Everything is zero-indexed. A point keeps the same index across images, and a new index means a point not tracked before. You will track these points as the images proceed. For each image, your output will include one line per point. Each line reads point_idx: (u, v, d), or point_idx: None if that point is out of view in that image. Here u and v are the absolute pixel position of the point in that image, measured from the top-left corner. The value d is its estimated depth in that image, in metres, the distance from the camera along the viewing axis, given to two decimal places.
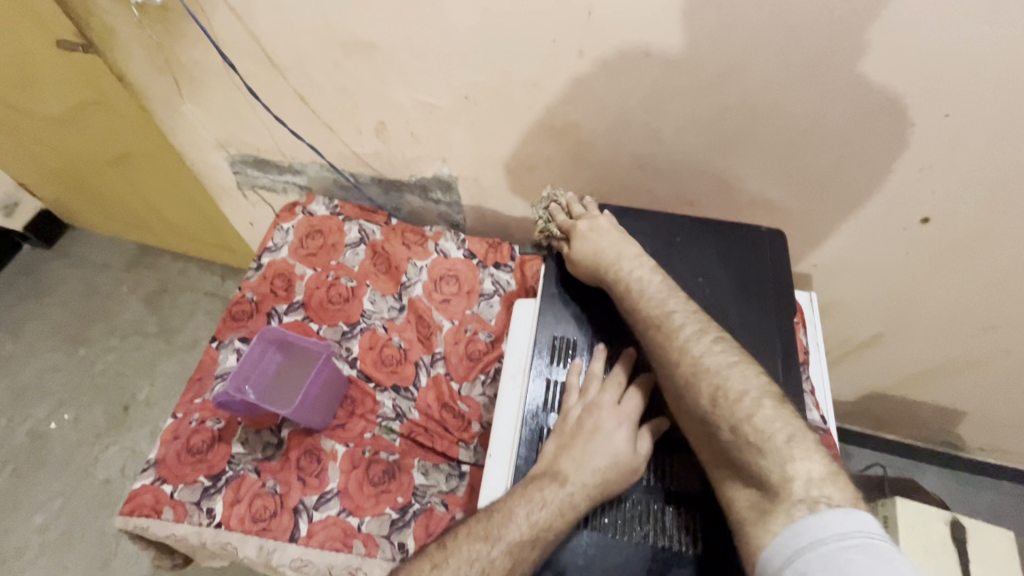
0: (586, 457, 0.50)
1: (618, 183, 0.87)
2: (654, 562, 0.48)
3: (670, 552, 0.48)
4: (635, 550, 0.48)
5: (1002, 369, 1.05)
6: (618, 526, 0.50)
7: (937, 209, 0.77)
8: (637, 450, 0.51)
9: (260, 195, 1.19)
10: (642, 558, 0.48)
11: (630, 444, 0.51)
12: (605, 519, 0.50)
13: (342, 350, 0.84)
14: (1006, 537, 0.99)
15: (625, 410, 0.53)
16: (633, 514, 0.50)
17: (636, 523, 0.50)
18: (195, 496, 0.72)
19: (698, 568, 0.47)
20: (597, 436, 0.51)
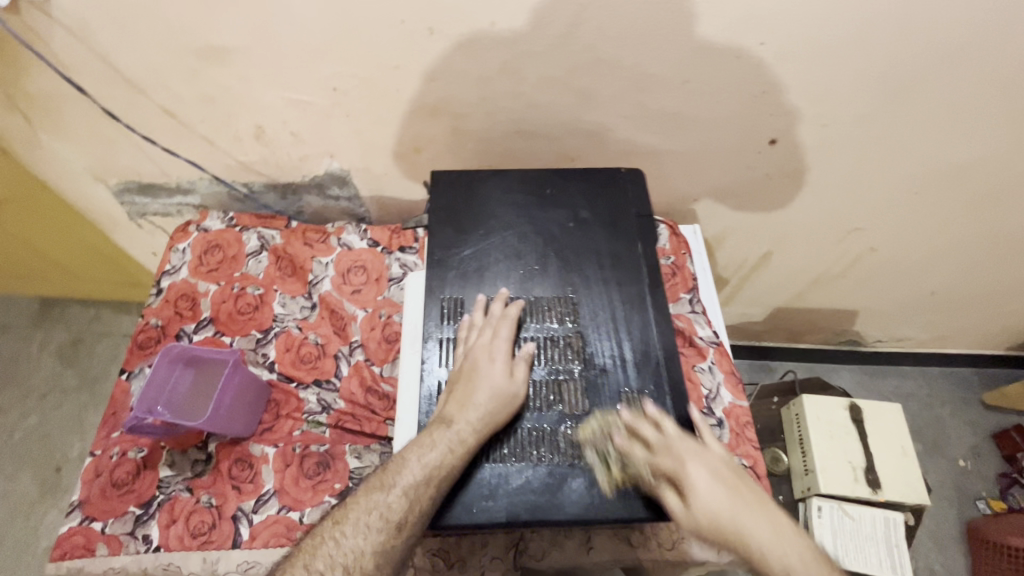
0: (467, 396, 0.54)
1: (502, 151, 0.91)
2: (552, 478, 0.53)
3: (566, 467, 0.53)
4: (534, 471, 0.53)
5: (873, 265, 1.19)
6: (516, 454, 0.54)
7: (781, 129, 0.86)
8: (514, 377, 0.56)
9: (155, 222, 1.15)
10: (541, 477, 0.53)
11: (507, 375, 0.56)
12: (504, 450, 0.54)
13: (259, 357, 0.84)
14: (898, 410, 1.11)
15: (497, 346, 0.57)
16: (529, 441, 0.54)
17: (533, 447, 0.54)
18: (128, 526, 0.72)
19: (591, 474, 0.53)
20: (475, 375, 0.55)
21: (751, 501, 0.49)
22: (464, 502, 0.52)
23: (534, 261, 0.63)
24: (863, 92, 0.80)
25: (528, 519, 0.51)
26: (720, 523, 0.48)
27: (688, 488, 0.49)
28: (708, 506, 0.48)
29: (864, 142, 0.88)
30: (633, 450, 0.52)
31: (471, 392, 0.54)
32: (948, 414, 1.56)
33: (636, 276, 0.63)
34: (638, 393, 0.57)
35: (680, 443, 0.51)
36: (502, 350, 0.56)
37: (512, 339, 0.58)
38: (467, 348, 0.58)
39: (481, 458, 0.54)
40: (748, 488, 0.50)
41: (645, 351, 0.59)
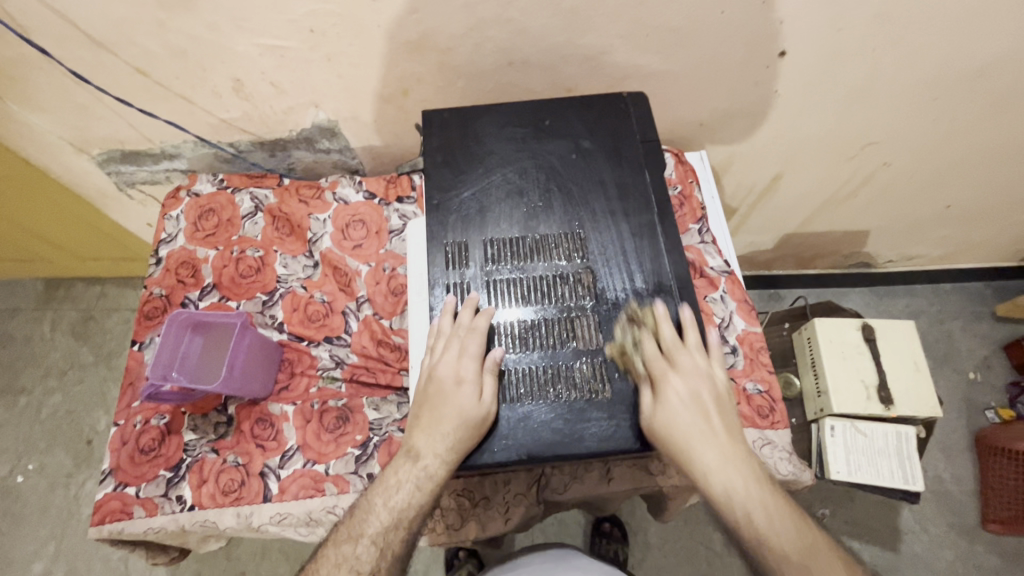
0: (435, 427, 0.53)
1: (493, 86, 0.86)
2: (571, 413, 0.53)
3: (584, 401, 0.53)
4: (552, 408, 0.53)
5: (885, 181, 1.15)
6: (535, 392, 0.54)
7: (789, 40, 0.80)
8: (483, 397, 0.52)
9: (144, 191, 1.12)
10: (560, 414, 0.53)
11: (479, 397, 0.52)
12: (521, 390, 0.54)
13: (267, 318, 0.84)
14: (911, 328, 1.11)
15: (464, 365, 0.54)
16: (545, 380, 0.54)
17: (549, 385, 0.54)
18: (161, 489, 0.74)
19: (609, 408, 0.53)
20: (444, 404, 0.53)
21: (719, 436, 0.52)
22: (488, 446, 0.52)
23: (537, 198, 0.61)
24: None
25: (549, 454, 0.51)
26: (676, 430, 0.51)
27: (666, 392, 0.52)
28: (675, 413, 0.51)
29: (883, 48, 0.82)
30: (644, 341, 0.54)
31: (437, 419, 0.53)
32: (959, 328, 1.56)
33: (643, 206, 0.60)
34: (653, 324, 0.55)
35: (682, 357, 0.54)
36: (471, 367, 0.53)
37: (482, 354, 0.54)
38: (434, 364, 0.56)
39: (502, 400, 0.54)
40: (723, 422, 0.53)
41: (658, 282, 0.57)
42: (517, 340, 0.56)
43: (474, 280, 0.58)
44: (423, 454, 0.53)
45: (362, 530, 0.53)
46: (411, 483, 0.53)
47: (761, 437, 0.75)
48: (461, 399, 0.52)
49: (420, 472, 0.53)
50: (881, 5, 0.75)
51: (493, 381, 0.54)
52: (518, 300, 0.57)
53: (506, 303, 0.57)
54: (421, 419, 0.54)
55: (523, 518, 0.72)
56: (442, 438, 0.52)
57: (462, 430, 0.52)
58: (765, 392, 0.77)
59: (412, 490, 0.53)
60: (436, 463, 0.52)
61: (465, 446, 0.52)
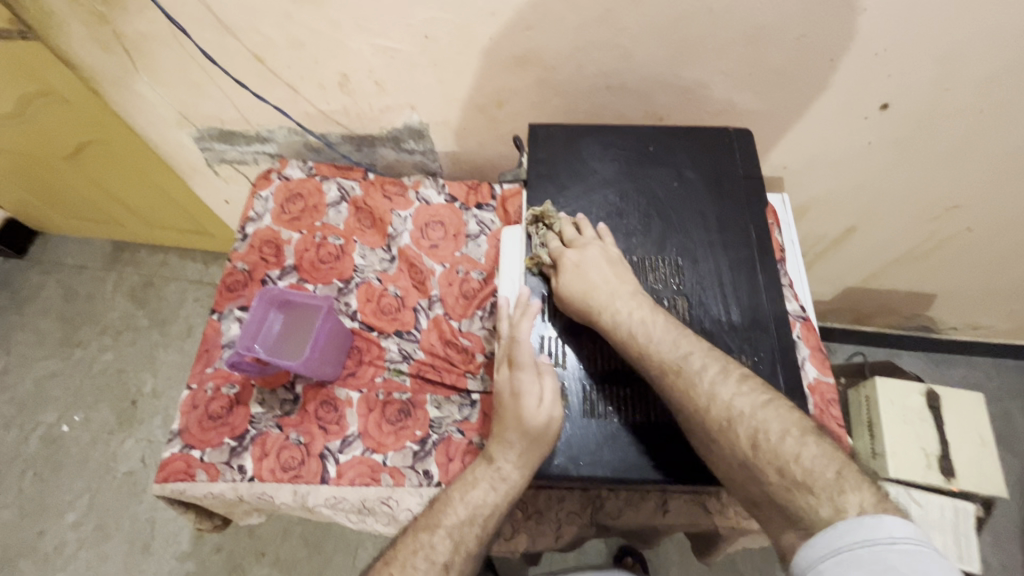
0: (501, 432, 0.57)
1: (588, 109, 0.88)
2: (655, 435, 0.54)
3: (667, 425, 0.55)
4: (633, 432, 0.54)
5: (966, 246, 1.12)
6: (618, 411, 0.55)
7: (895, 93, 0.79)
8: (542, 403, 0.54)
9: (232, 169, 1.18)
10: (643, 434, 0.55)
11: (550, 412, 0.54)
12: (607, 408, 0.55)
13: (342, 305, 0.86)
14: (979, 401, 1.07)
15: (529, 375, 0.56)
16: (629, 398, 0.56)
17: (637, 406, 0.55)
18: (224, 456, 0.76)
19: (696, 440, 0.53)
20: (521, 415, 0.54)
21: (621, 285, 0.56)
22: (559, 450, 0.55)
23: (636, 221, 0.61)
24: (1004, 56, 0.72)
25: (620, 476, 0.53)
26: (581, 298, 0.56)
27: (565, 263, 0.57)
28: (575, 276, 0.56)
29: (990, 111, 0.80)
30: (544, 238, 0.61)
31: (506, 428, 0.57)
32: (1019, 409, 1.50)
33: (742, 242, 0.60)
34: (748, 360, 0.55)
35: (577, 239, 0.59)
36: (529, 376, 0.56)
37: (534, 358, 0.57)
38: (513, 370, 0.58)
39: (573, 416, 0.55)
40: (624, 276, 0.57)
41: (754, 318, 0.57)
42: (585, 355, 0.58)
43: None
44: (499, 459, 0.57)
45: (440, 521, 0.55)
46: (487, 481, 0.57)
47: None
48: (522, 406, 0.54)
49: (495, 472, 0.57)
50: (996, 69, 0.74)
51: (553, 382, 0.55)
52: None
53: None
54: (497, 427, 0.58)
55: (574, 536, 0.73)
56: (512, 446, 0.56)
57: (527, 440, 0.54)
58: (833, 445, 0.75)
59: (487, 487, 0.57)
60: (511, 469, 0.56)
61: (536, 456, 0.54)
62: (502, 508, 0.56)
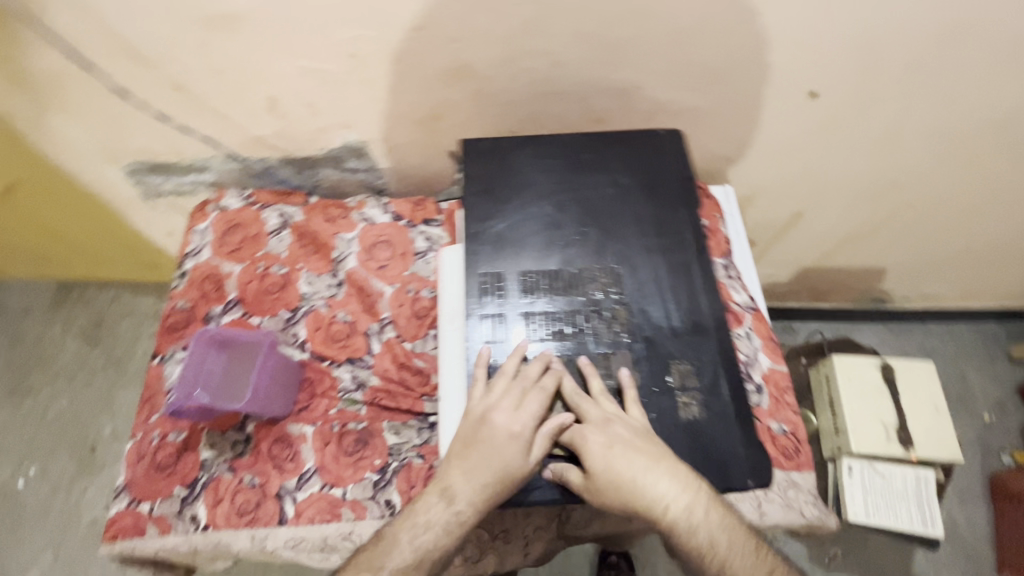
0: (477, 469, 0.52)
1: (529, 117, 0.87)
2: None
3: None
4: None
5: (906, 221, 1.16)
6: None
7: (819, 81, 0.81)
8: (531, 453, 0.52)
9: (170, 201, 1.13)
10: None
11: (524, 447, 0.52)
12: None
13: (289, 336, 0.83)
14: (931, 370, 1.10)
15: (519, 412, 0.52)
16: None
17: None
18: (175, 507, 0.72)
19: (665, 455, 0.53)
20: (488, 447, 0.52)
21: (654, 464, 0.50)
22: (535, 484, 0.54)
23: (573, 231, 0.60)
24: (916, 39, 0.74)
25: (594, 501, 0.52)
26: (618, 496, 0.50)
27: (589, 454, 0.51)
28: (608, 471, 0.50)
29: (912, 93, 0.83)
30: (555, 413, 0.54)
31: (478, 464, 0.52)
32: (972, 369, 1.57)
33: (679, 245, 0.61)
34: (689, 364, 0.55)
35: (590, 407, 0.53)
36: (515, 419, 0.52)
37: (537, 410, 0.53)
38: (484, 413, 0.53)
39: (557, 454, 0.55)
40: (655, 446, 0.50)
41: (693, 320, 0.57)
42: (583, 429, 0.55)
43: (510, 312, 0.57)
44: (457, 497, 0.52)
45: (383, 563, 0.51)
46: (440, 524, 0.52)
47: (786, 479, 0.73)
48: (505, 448, 0.51)
49: (452, 515, 0.52)
50: (911, 53, 0.76)
51: (543, 441, 0.53)
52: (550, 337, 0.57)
53: (540, 336, 0.56)
54: (463, 456, 0.52)
55: (543, 549, 0.72)
56: (478, 482, 0.51)
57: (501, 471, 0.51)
58: (791, 434, 0.75)
59: (439, 530, 0.52)
60: (467, 506, 0.51)
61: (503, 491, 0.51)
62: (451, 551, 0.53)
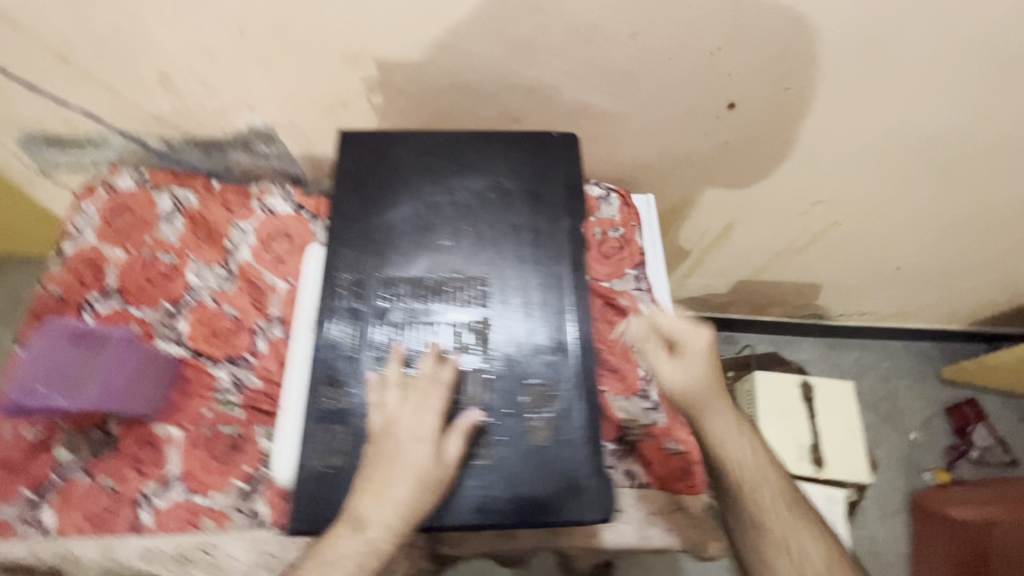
0: (388, 487, 0.45)
1: (439, 110, 0.83)
2: (525, 474, 0.49)
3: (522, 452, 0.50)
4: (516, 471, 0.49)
5: (836, 239, 1.15)
6: (496, 450, 0.50)
7: (739, 92, 0.78)
8: (444, 456, 0.47)
9: (69, 179, 1.04)
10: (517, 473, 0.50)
11: (438, 456, 0.47)
12: (484, 448, 0.50)
13: (168, 330, 0.78)
14: (849, 390, 1.10)
15: (424, 423, 0.47)
16: (499, 433, 0.50)
17: (501, 440, 0.50)
18: (19, 511, 0.67)
19: (537, 475, 0.49)
20: (398, 459, 0.46)
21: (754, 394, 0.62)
22: (455, 507, 0.48)
23: (446, 235, 0.57)
24: (831, 55, 0.72)
25: (535, 481, 0.49)
26: (688, 400, 0.64)
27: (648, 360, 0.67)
28: (677, 375, 0.65)
29: (833, 110, 0.81)
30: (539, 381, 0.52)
31: (389, 481, 0.45)
32: (904, 387, 1.58)
33: (557, 258, 0.57)
34: (544, 384, 0.51)
35: (637, 330, 0.68)
36: (423, 421, 0.47)
37: (443, 408, 0.49)
38: (387, 422, 0.47)
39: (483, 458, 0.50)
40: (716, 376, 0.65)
41: (559, 338, 0.53)
42: (494, 439, 0.50)
43: (357, 323, 0.52)
44: (371, 523, 0.44)
45: None
46: (352, 561, 0.43)
47: (671, 501, 0.72)
48: (419, 456, 0.46)
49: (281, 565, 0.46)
50: (828, 68, 0.74)
51: (459, 441, 0.48)
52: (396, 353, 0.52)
53: (395, 347, 0.52)
54: (372, 480, 0.45)
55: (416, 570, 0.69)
56: (391, 503, 0.44)
57: (417, 486, 0.45)
58: (684, 454, 0.73)
59: (350, 571, 0.43)
60: (383, 535, 0.43)
61: (422, 511, 0.45)
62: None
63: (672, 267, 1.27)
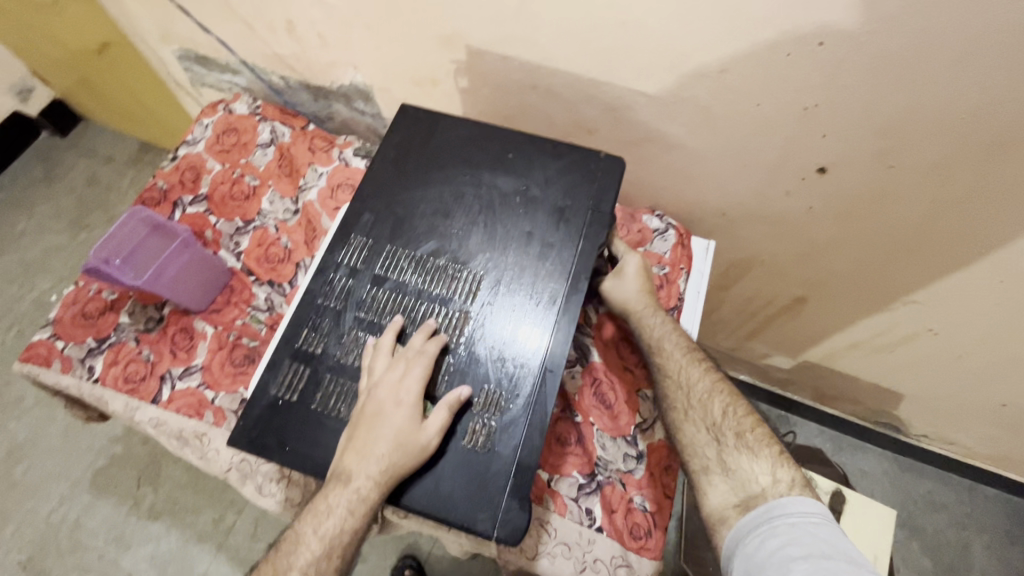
0: (368, 445, 0.48)
1: (517, 105, 0.84)
2: (471, 475, 0.49)
3: (471, 454, 0.49)
4: (466, 470, 0.49)
5: (928, 350, 1.00)
6: (459, 443, 0.50)
7: (831, 157, 0.71)
8: (424, 427, 0.48)
9: (212, 94, 1.22)
10: (465, 472, 0.49)
11: (418, 424, 0.49)
12: (448, 439, 0.50)
13: (232, 244, 0.88)
14: (887, 515, 0.96)
15: (405, 388, 0.49)
16: (463, 429, 0.50)
17: (460, 435, 0.50)
18: (81, 354, 0.80)
19: (482, 478, 0.49)
20: (379, 420, 0.48)
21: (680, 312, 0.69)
22: (406, 488, 0.49)
23: (460, 225, 0.58)
24: (949, 141, 0.63)
25: (485, 479, 0.49)
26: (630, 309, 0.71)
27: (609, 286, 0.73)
28: (624, 291, 0.72)
29: (943, 203, 0.70)
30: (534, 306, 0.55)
31: (373, 439, 0.48)
32: (979, 543, 1.34)
33: (557, 274, 0.56)
34: (500, 394, 0.51)
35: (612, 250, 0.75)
36: (412, 390, 0.49)
37: (424, 379, 0.50)
38: (371, 383, 0.50)
39: (456, 455, 0.49)
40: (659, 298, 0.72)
41: (531, 355, 0.52)
42: (462, 431, 0.50)
43: (350, 280, 0.55)
44: (357, 474, 0.47)
45: None
46: (342, 507, 0.47)
47: (622, 556, 0.68)
48: (400, 423, 0.48)
49: None
50: (943, 155, 0.65)
51: (443, 416, 0.49)
52: (375, 317, 0.55)
53: (378, 313, 0.55)
54: (356, 439, 0.48)
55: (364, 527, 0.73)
56: (376, 460, 0.47)
57: (397, 452, 0.47)
58: (651, 513, 0.70)
59: (342, 515, 0.47)
60: (370, 485, 0.47)
61: (403, 471, 0.47)
62: (361, 532, 0.48)
63: (729, 323, 1.19)
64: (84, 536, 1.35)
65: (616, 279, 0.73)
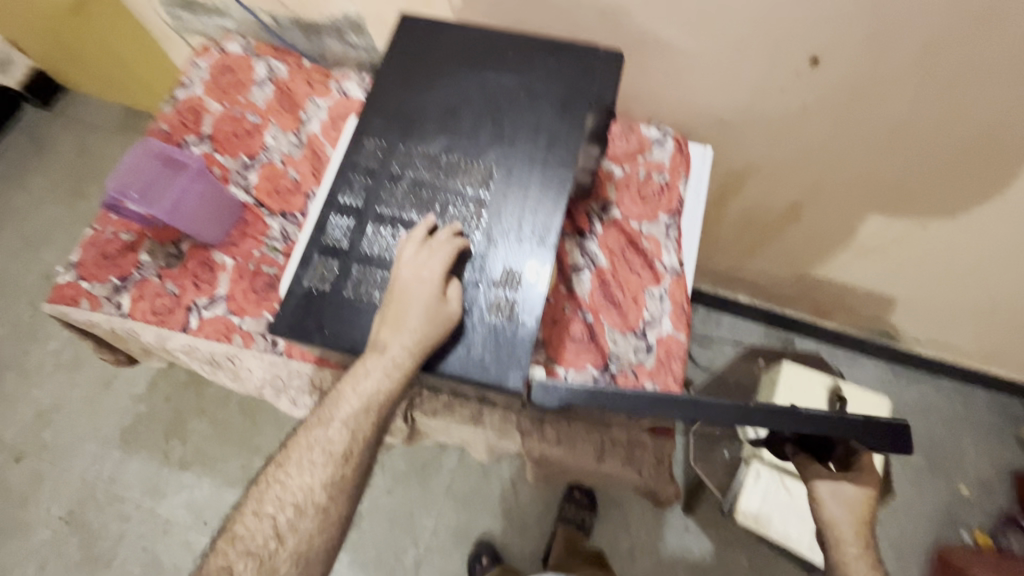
0: (401, 322, 0.51)
1: (510, 21, 0.84)
2: (498, 342, 0.53)
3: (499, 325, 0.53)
4: (494, 338, 0.53)
5: (918, 248, 1.04)
6: (485, 315, 0.54)
7: (823, 45, 0.72)
8: (449, 300, 0.52)
9: (199, 41, 1.21)
10: (492, 340, 0.53)
11: (444, 299, 0.52)
12: (476, 313, 0.54)
13: (240, 178, 0.90)
14: (882, 404, 1.01)
15: (430, 268, 0.52)
16: (489, 302, 0.54)
17: (487, 309, 0.54)
18: (108, 292, 0.83)
19: (510, 343, 0.53)
20: (407, 298, 0.52)
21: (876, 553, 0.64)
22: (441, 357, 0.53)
23: (468, 123, 0.60)
24: (938, 15, 0.64)
25: (512, 343, 0.53)
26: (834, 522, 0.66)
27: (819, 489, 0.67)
28: (836, 503, 0.66)
29: (930, 86, 0.73)
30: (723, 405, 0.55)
31: (405, 314, 0.51)
32: (969, 440, 1.42)
33: (564, 163, 0.59)
34: (520, 269, 0.55)
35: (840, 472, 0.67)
36: (437, 269, 0.52)
37: (450, 261, 0.53)
38: (399, 267, 0.54)
39: (485, 326, 0.53)
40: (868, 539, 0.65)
41: (545, 234, 0.56)
42: (489, 303, 0.54)
43: (368, 179, 0.58)
44: (392, 347, 0.51)
45: None
46: (379, 372, 0.51)
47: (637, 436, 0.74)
48: (429, 299, 0.52)
49: None
50: (930, 31, 0.66)
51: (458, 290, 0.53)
52: (395, 213, 0.57)
53: (397, 208, 0.57)
54: (388, 316, 0.52)
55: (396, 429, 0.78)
56: (410, 333, 0.51)
57: (428, 326, 0.51)
58: None
59: (380, 379, 0.51)
60: (404, 354, 0.51)
61: (434, 340, 0.51)
62: (397, 395, 0.52)
63: (728, 241, 1.22)
64: (118, 488, 1.41)
65: (844, 484, 0.66)
